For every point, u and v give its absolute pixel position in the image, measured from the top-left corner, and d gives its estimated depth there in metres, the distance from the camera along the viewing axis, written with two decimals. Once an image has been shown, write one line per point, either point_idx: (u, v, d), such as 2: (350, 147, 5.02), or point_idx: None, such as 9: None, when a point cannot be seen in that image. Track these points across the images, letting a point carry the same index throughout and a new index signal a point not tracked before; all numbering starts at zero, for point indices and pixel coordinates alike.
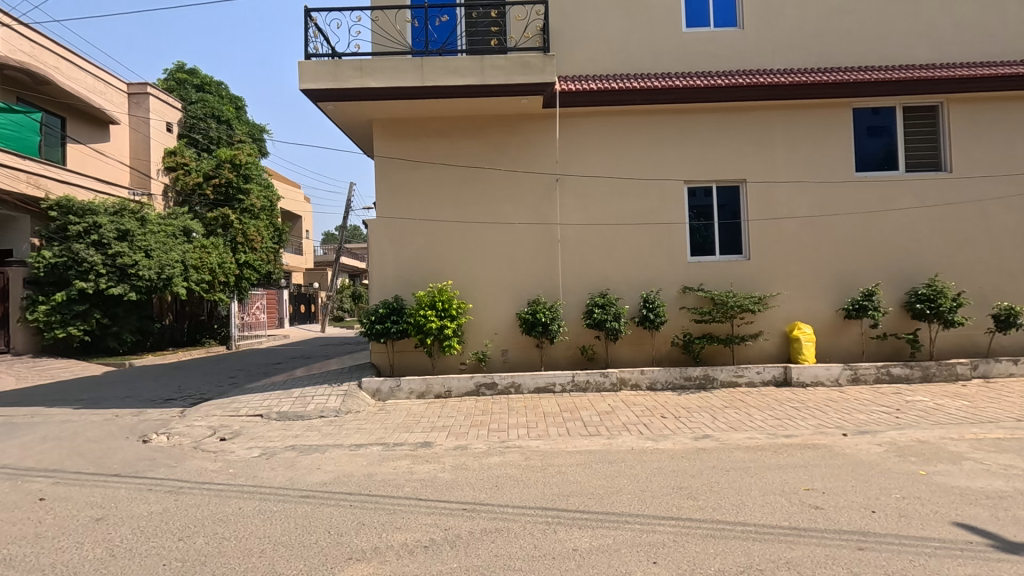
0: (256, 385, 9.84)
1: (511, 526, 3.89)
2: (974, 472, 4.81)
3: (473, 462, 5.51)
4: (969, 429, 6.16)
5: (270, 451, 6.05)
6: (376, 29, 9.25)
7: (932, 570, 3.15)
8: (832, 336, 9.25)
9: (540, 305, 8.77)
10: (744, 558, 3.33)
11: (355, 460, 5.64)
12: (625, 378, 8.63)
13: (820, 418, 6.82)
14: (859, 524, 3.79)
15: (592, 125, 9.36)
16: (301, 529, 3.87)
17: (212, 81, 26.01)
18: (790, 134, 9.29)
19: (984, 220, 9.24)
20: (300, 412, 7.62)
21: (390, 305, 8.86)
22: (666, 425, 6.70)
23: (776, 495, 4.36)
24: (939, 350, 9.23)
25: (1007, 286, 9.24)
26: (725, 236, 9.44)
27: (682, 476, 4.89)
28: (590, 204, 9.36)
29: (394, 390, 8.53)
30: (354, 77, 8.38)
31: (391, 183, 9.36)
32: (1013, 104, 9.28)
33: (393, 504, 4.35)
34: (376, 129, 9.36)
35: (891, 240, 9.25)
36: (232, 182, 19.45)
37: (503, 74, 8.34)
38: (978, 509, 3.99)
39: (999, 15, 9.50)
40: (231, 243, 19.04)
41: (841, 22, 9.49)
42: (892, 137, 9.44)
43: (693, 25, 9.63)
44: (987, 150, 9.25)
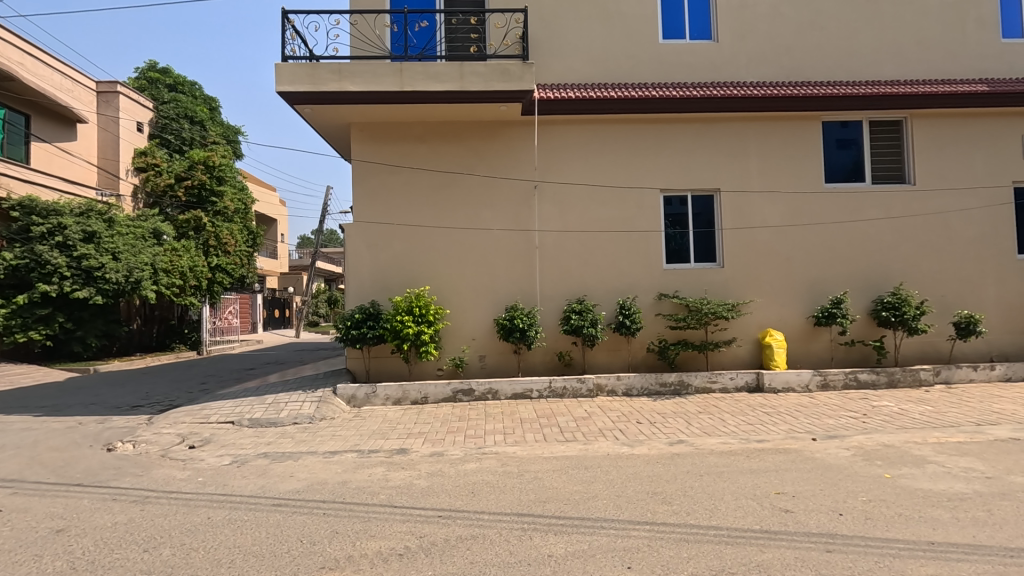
0: (228, 391, 9.64)
1: (488, 532, 3.88)
2: (935, 474, 4.97)
3: (450, 468, 5.48)
4: (931, 433, 6.37)
5: (241, 459, 5.92)
6: (355, 33, 9.22)
7: (897, 570, 3.24)
8: (802, 343, 9.47)
9: (517, 311, 8.79)
10: (716, 561, 3.38)
11: (329, 467, 5.56)
12: (602, 384, 8.68)
13: (791, 423, 6.97)
14: (827, 526, 3.88)
15: (570, 132, 9.45)
16: (272, 539, 3.80)
17: (185, 81, 25.46)
18: (762, 145, 9.52)
19: (946, 231, 9.59)
20: (272, 419, 7.49)
21: (366, 310, 8.78)
22: (642, 431, 6.77)
23: (748, 500, 4.44)
24: (904, 356, 9.53)
25: (968, 295, 9.58)
26: (699, 244, 9.61)
27: (657, 481, 4.94)
28: (568, 211, 9.43)
29: (370, 396, 8.41)
30: (332, 80, 8.33)
31: (369, 187, 9.30)
32: (973, 120, 9.68)
33: (368, 512, 4.30)
34: (354, 133, 9.29)
35: (859, 250, 9.52)
36: (206, 183, 19.02)
37: (483, 81, 8.39)
38: (939, 511, 4.12)
39: (960, 35, 9.90)
40: (203, 246, 18.58)
41: (811, 38, 9.78)
42: (859, 150, 9.76)
43: (669, 36, 9.83)
44: (949, 164, 9.62)
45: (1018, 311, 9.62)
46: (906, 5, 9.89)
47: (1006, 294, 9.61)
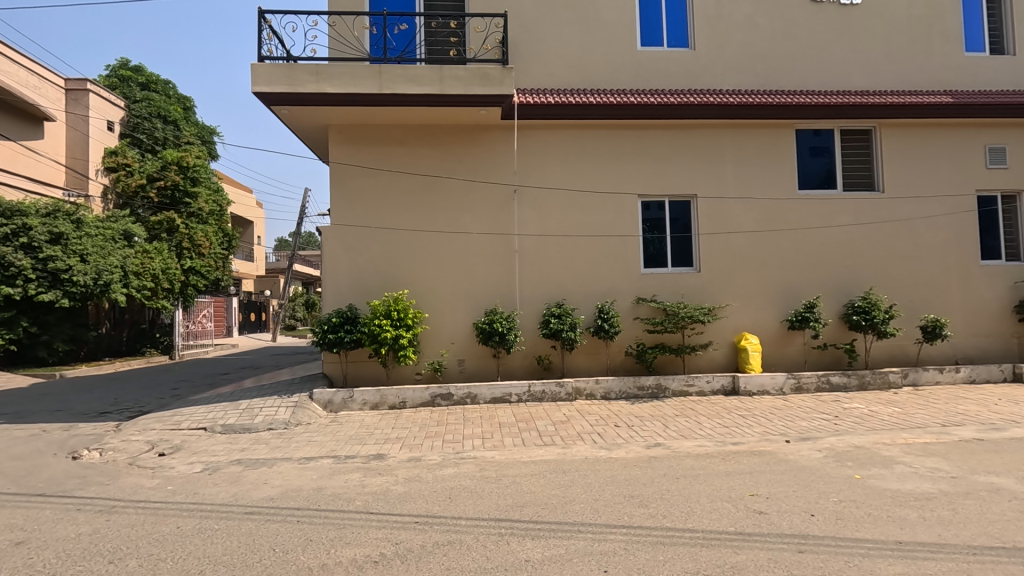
0: (201, 397, 9.44)
1: (465, 538, 3.86)
2: (903, 475, 5.09)
3: (427, 474, 5.44)
4: (899, 434, 6.52)
5: (213, 466, 5.79)
6: (334, 34, 9.15)
7: (866, 570, 3.30)
8: (777, 346, 9.64)
9: (497, 315, 8.78)
10: (692, 563, 3.41)
11: (304, 474, 5.46)
12: (581, 387, 8.72)
13: (765, 425, 7.08)
14: (800, 527, 3.95)
15: (550, 137, 9.50)
16: (244, 548, 3.72)
17: (158, 80, 24.92)
18: (738, 152, 9.69)
19: (913, 237, 9.87)
20: (246, 425, 7.34)
21: (344, 314, 8.68)
22: (620, 434, 6.81)
23: (723, 502, 4.49)
24: (874, 359, 9.76)
25: (934, 300, 9.86)
26: (676, 249, 9.73)
27: (634, 484, 4.97)
28: (547, 215, 9.46)
29: (347, 401, 8.31)
30: (310, 82, 8.22)
31: (347, 189, 9.21)
32: (938, 130, 9.99)
33: (343, 519, 4.24)
34: (332, 135, 9.22)
35: (831, 255, 9.74)
36: (179, 184, 18.63)
37: (463, 84, 8.38)
38: (907, 510, 4.23)
39: (926, 48, 10.22)
40: (176, 249, 18.15)
41: (785, 48, 10.00)
42: (831, 158, 9.99)
43: (647, 43, 9.95)
44: (916, 173, 9.91)
45: (982, 316, 9.92)
46: (875, 19, 10.17)
47: (971, 299, 9.91)
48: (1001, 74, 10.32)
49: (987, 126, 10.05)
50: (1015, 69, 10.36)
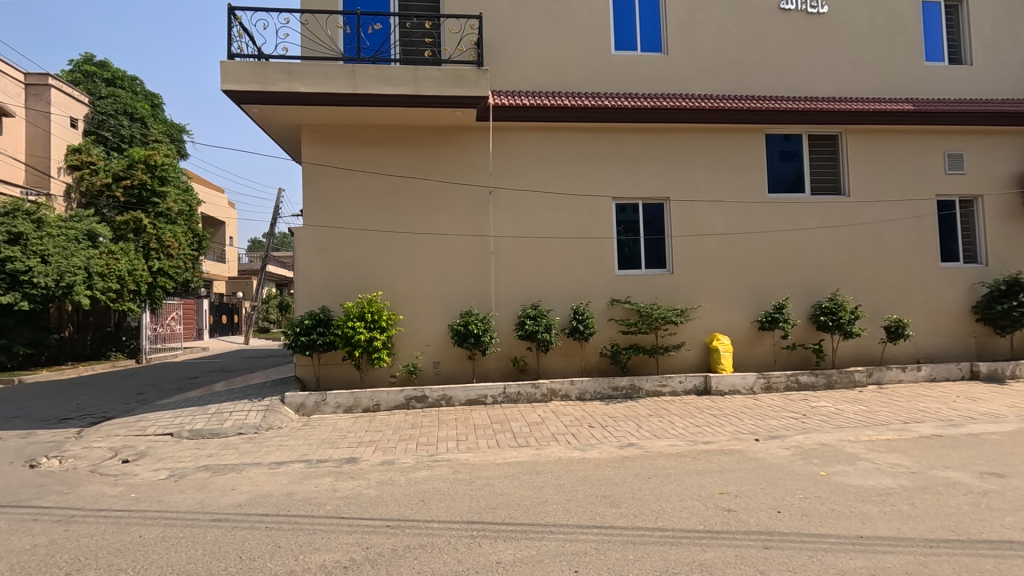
0: (168, 402, 9.21)
1: (436, 541, 3.84)
2: (866, 471, 5.24)
3: (400, 477, 5.39)
4: (863, 432, 6.71)
5: (179, 473, 5.65)
6: (306, 33, 9.04)
7: (829, 564, 3.39)
8: (747, 346, 9.83)
9: (472, 317, 8.75)
10: (661, 562, 3.45)
11: (274, 479, 5.36)
12: (556, 389, 8.77)
13: (736, 424, 7.22)
14: (766, 524, 4.03)
15: (526, 139, 9.53)
16: (209, 556, 3.64)
17: (124, 75, 24.31)
18: (710, 155, 9.85)
19: (878, 240, 10.17)
20: (215, 430, 7.19)
21: (316, 316, 8.56)
22: (594, 435, 6.87)
23: (693, 500, 4.57)
24: (841, 358, 10.03)
25: (897, 301, 10.17)
26: (650, 251, 9.84)
27: (606, 484, 5.02)
28: (522, 216, 9.48)
29: (319, 404, 8.20)
30: (281, 80, 8.09)
31: (320, 189, 9.10)
32: (901, 137, 10.31)
33: (313, 524, 4.18)
34: (305, 135, 9.11)
35: (799, 256, 9.98)
36: (147, 183, 18.13)
37: (438, 85, 8.35)
38: (869, 506, 4.35)
39: (889, 57, 10.55)
40: (143, 249, 17.66)
41: (755, 54, 10.22)
42: (799, 162, 10.23)
43: (620, 47, 10.06)
44: (880, 177, 10.21)
45: (942, 316, 10.27)
46: (841, 27, 10.47)
47: (931, 300, 10.25)
48: (959, 83, 10.71)
49: (946, 133, 10.42)
50: (973, 79, 10.75)
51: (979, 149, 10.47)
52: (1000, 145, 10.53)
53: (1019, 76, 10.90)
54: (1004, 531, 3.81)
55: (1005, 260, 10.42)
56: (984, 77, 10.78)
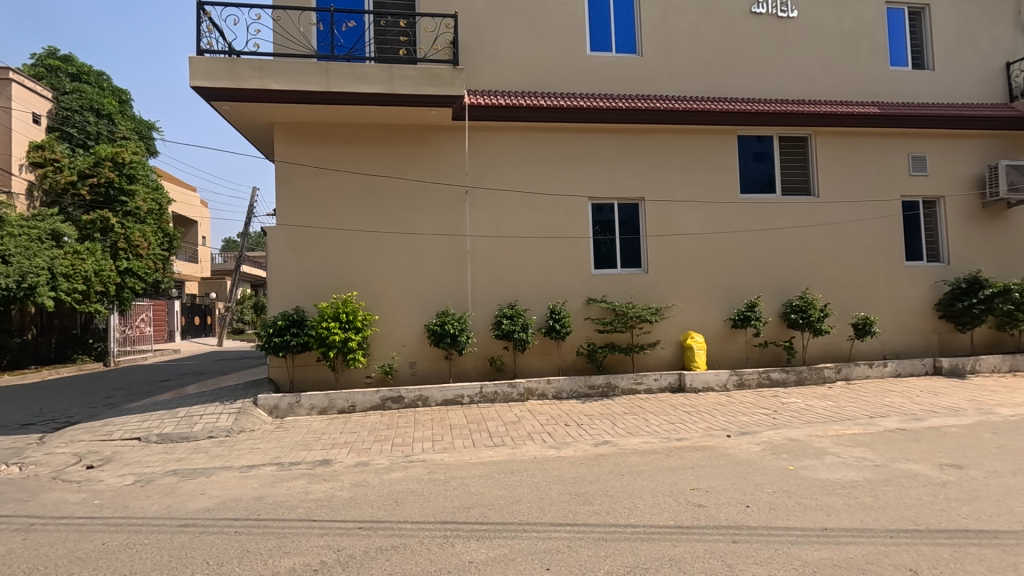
0: (136, 405, 8.98)
1: (408, 542, 3.83)
2: (832, 465, 5.37)
3: (374, 478, 5.36)
4: (831, 426, 6.88)
5: (146, 478, 5.52)
6: (278, 29, 8.91)
7: (794, 556, 3.48)
8: (720, 344, 9.99)
9: (448, 317, 8.72)
10: (631, 558, 3.49)
11: (245, 483, 5.27)
12: (533, 388, 8.80)
13: (708, 421, 7.33)
14: (735, 518, 4.11)
15: (501, 139, 9.53)
16: (174, 562, 3.57)
17: (90, 70, 23.63)
18: (684, 156, 9.99)
19: (846, 239, 10.43)
20: (185, 433, 7.04)
21: (290, 317, 8.44)
22: (569, 433, 6.90)
23: (665, 496, 4.63)
24: (811, 355, 10.26)
25: (864, 299, 10.45)
26: (626, 250, 9.94)
27: (580, 482, 5.06)
28: (499, 216, 9.48)
29: (293, 406, 8.09)
30: (252, 77, 7.95)
31: (294, 188, 8.98)
32: (868, 139, 10.59)
33: (283, 527, 4.12)
34: (278, 133, 8.97)
35: (771, 255, 10.18)
36: (114, 181, 17.61)
37: (413, 84, 8.30)
38: (834, 498, 4.47)
39: (856, 61, 10.82)
40: (111, 249, 17.13)
41: (727, 56, 10.39)
42: (771, 164, 10.44)
43: (596, 48, 10.14)
44: (848, 178, 10.47)
45: (907, 313, 10.58)
46: (810, 31, 10.71)
47: (897, 298, 10.56)
48: (922, 87, 11.04)
49: (910, 136, 10.73)
50: (935, 83, 11.10)
51: (941, 151, 10.81)
52: (960, 147, 10.89)
53: (979, 80, 11.28)
54: (960, 520, 3.95)
55: (965, 259, 10.78)
56: (945, 82, 11.13)
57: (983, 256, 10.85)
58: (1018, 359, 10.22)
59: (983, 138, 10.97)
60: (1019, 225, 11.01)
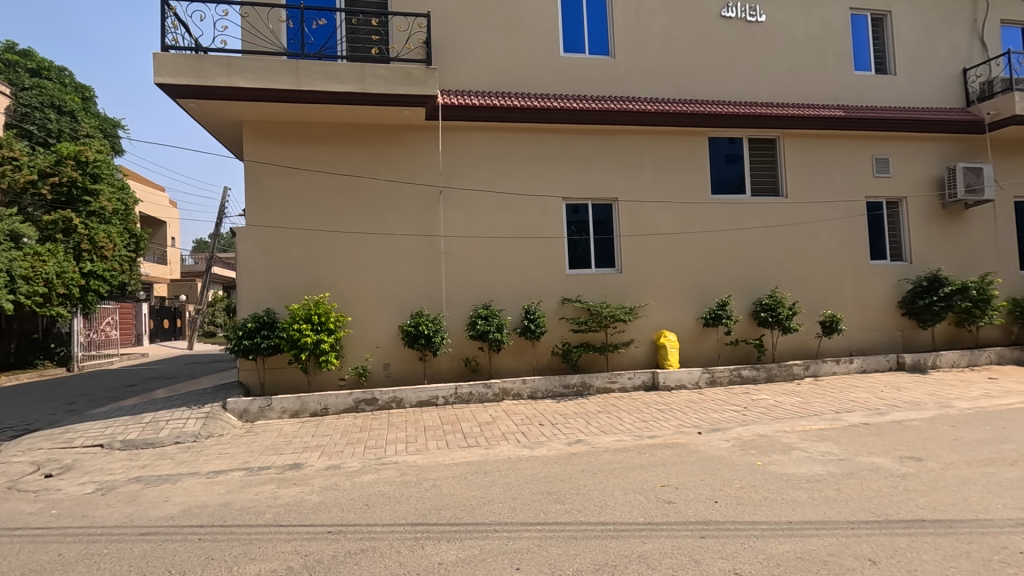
0: (98, 411, 8.71)
1: (378, 545, 3.79)
2: (798, 460, 5.50)
3: (345, 481, 5.29)
4: (798, 422, 7.03)
5: (108, 486, 5.35)
6: (246, 25, 8.77)
7: (759, 550, 3.54)
8: (693, 343, 10.14)
9: (423, 318, 8.66)
10: (601, 556, 3.52)
11: (211, 489, 5.16)
12: (508, 388, 8.80)
13: (680, 418, 7.43)
14: (704, 514, 4.17)
15: (475, 140, 9.52)
16: (133, 573, 3.46)
17: (51, 66, 22.87)
18: (657, 157, 10.11)
19: (813, 239, 10.69)
20: (150, 439, 6.86)
21: (260, 319, 8.29)
22: (543, 433, 6.92)
23: (636, 494, 4.67)
24: (780, 352, 10.49)
25: (831, 297, 10.72)
26: (600, 250, 10.01)
27: (553, 481, 5.07)
28: (473, 216, 9.47)
29: (264, 410, 7.95)
30: (220, 75, 7.81)
31: (263, 188, 8.83)
32: (833, 141, 10.87)
33: (249, 534, 4.04)
34: (247, 132, 8.81)
35: (741, 255, 10.37)
36: (77, 181, 16.96)
37: (385, 84, 8.23)
38: (799, 492, 4.58)
39: (821, 65, 11.10)
40: (74, 251, 16.50)
41: (698, 59, 10.55)
42: (741, 165, 10.63)
43: (569, 50, 10.20)
44: (815, 180, 10.73)
45: (871, 311, 10.89)
46: (777, 36, 10.94)
47: (862, 296, 10.85)
48: (885, 91, 11.38)
49: (874, 139, 11.05)
50: (896, 88, 11.45)
51: (902, 153, 11.15)
52: (921, 150, 11.25)
53: (938, 86, 11.67)
54: (917, 510, 4.08)
55: (926, 258, 11.14)
56: (906, 86, 11.50)
57: (943, 255, 11.23)
58: (975, 354, 10.60)
59: (942, 141, 11.35)
60: (976, 225, 11.42)
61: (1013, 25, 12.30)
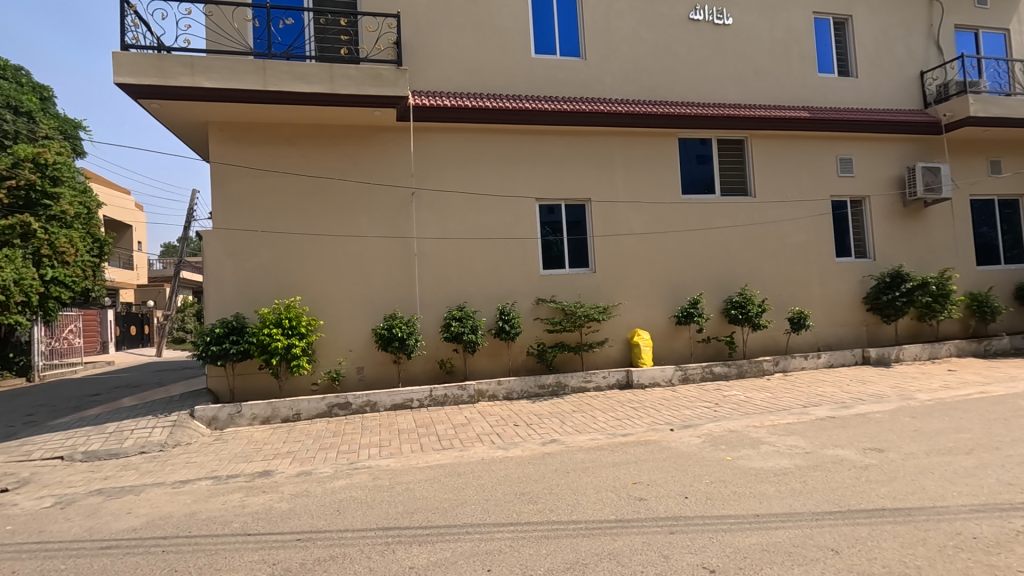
0: (59, 422, 8.41)
1: (348, 551, 3.74)
2: (766, 454, 5.60)
3: (317, 487, 5.21)
4: (767, 417, 7.18)
5: (67, 500, 5.17)
6: (211, 25, 8.60)
7: (726, 543, 3.60)
8: (666, 341, 10.28)
9: (396, 320, 8.58)
10: (571, 554, 3.53)
11: (176, 499, 5.03)
12: (483, 390, 8.77)
13: (653, 416, 7.53)
14: (674, 510, 4.23)
15: (447, 140, 9.48)
16: None
17: (5, 65, 21.89)
18: (627, 157, 10.22)
19: (781, 238, 10.92)
20: (113, 450, 6.65)
21: (229, 324, 8.12)
22: (518, 433, 6.93)
23: (608, 492, 4.71)
24: (751, 349, 10.69)
25: (799, 294, 10.97)
26: (573, 250, 10.07)
27: (526, 482, 5.07)
28: (445, 217, 9.43)
29: (233, 417, 7.78)
30: (183, 74, 7.62)
31: (230, 191, 8.66)
32: (799, 142, 11.13)
33: (215, 544, 3.95)
34: (212, 133, 8.63)
35: (711, 253, 10.55)
36: (36, 183, 16.07)
37: (355, 84, 8.14)
38: (767, 485, 4.67)
39: (786, 67, 11.36)
40: (32, 257, 15.75)
41: (667, 61, 10.70)
42: (711, 166, 10.81)
43: (540, 51, 10.24)
44: (782, 180, 10.97)
45: (837, 307, 11.18)
46: (744, 38, 11.16)
47: (828, 292, 11.14)
48: (847, 93, 11.71)
49: (838, 139, 11.36)
50: (858, 90, 11.79)
51: (865, 154, 11.48)
52: (882, 150, 11.59)
53: (897, 88, 12.05)
54: (878, 500, 4.20)
55: (888, 255, 11.50)
56: (867, 88, 11.84)
57: (904, 252, 11.60)
58: (936, 347, 10.97)
59: (902, 142, 11.71)
60: (935, 222, 11.82)
61: (968, 30, 12.75)
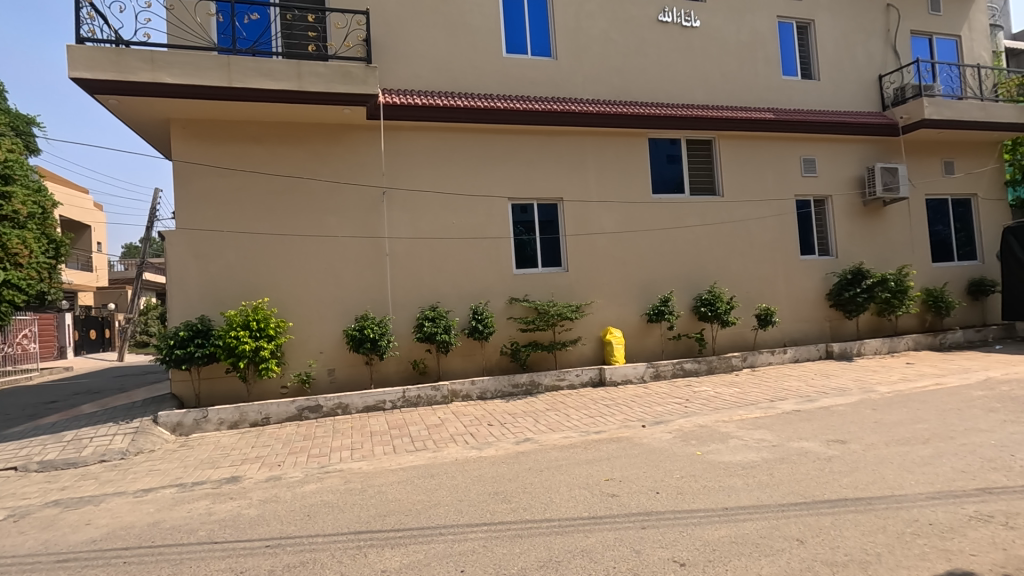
0: (14, 431, 8.06)
1: (318, 556, 3.69)
2: (735, 448, 5.72)
3: (286, 492, 5.12)
4: (736, 412, 7.33)
5: (22, 512, 4.96)
6: (172, 19, 8.37)
7: (696, 537, 3.66)
8: (637, 339, 10.41)
9: (368, 321, 8.46)
10: (544, 553, 3.54)
11: (139, 509, 4.86)
12: (456, 390, 8.73)
13: (626, 413, 7.61)
14: (645, 505, 4.29)
15: (419, 140, 9.40)
16: None
17: None
18: (598, 157, 10.31)
19: (748, 237, 11.17)
20: (71, 459, 6.41)
21: (193, 327, 7.89)
22: (492, 433, 6.92)
23: (581, 489, 4.75)
24: (720, 345, 10.91)
25: (765, 291, 11.24)
26: (546, 250, 10.10)
27: (499, 482, 5.07)
28: (417, 216, 9.36)
29: (199, 422, 7.57)
30: (143, 70, 7.36)
31: (195, 191, 8.43)
32: (765, 143, 11.39)
33: (180, 553, 3.85)
34: (176, 131, 8.39)
35: (681, 251, 10.73)
36: None
37: (324, 82, 8.00)
38: (735, 478, 4.78)
39: (752, 70, 11.62)
40: None
41: (637, 62, 10.83)
42: (681, 166, 10.98)
43: (511, 51, 10.25)
44: (749, 179, 11.21)
45: (802, 303, 11.50)
46: (712, 41, 11.38)
47: (793, 289, 11.44)
48: (810, 95, 12.04)
49: (802, 140, 11.67)
50: (820, 92, 12.13)
51: (827, 155, 11.83)
52: (844, 151, 11.96)
53: (857, 91, 12.45)
54: (841, 490, 4.34)
55: (849, 253, 11.88)
56: (829, 91, 12.21)
57: (864, 250, 12.00)
58: (895, 341, 11.36)
59: (862, 143, 12.10)
60: (893, 221, 12.25)
61: (922, 36, 13.27)
